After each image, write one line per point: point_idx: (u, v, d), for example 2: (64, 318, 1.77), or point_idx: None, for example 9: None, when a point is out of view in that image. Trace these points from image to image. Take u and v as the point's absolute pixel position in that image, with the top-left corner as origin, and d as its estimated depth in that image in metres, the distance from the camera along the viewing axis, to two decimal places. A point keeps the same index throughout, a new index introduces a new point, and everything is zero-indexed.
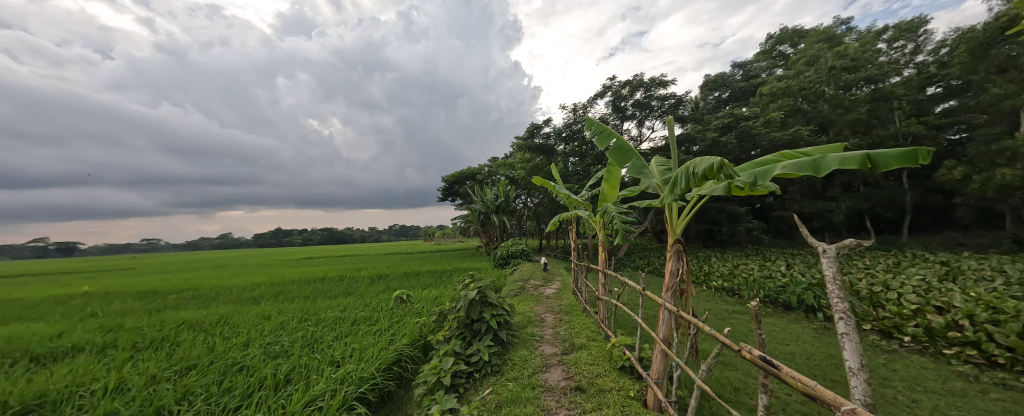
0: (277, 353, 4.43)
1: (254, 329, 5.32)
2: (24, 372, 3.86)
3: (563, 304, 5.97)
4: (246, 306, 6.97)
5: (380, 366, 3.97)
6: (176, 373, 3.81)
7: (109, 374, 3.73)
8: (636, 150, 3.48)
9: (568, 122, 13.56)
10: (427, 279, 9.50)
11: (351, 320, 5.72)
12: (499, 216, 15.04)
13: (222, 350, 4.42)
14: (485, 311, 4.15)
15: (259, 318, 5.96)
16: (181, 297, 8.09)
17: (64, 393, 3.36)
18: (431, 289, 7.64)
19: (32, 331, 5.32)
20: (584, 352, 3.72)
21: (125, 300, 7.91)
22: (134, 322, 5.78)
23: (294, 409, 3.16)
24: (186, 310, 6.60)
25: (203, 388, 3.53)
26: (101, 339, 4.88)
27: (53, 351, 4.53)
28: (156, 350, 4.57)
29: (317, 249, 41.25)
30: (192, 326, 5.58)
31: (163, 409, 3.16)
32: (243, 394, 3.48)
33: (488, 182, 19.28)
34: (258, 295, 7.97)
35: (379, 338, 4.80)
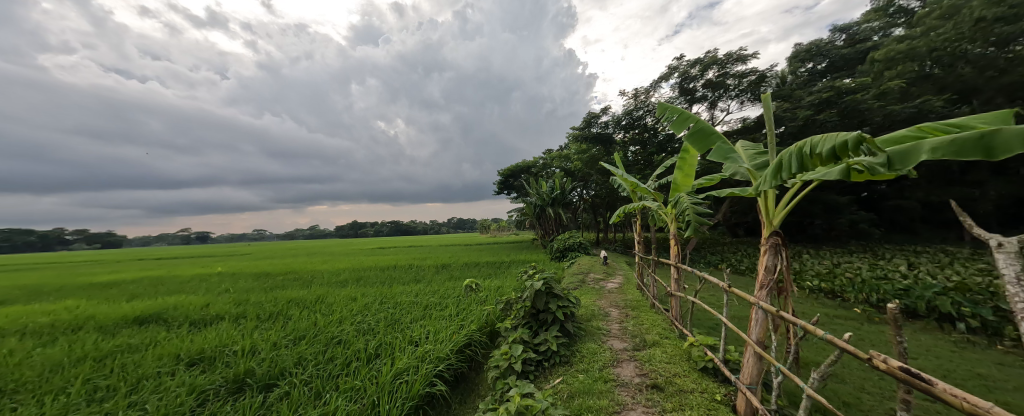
0: (365, 330, 5.00)
1: (345, 308, 6.09)
2: (188, 333, 4.92)
3: (628, 299, 5.76)
4: (336, 288, 7.96)
5: (454, 348, 4.25)
6: (291, 342, 4.53)
7: (244, 339, 4.57)
8: (720, 133, 3.17)
9: (629, 108, 12.82)
10: (487, 270, 9.87)
11: (423, 305, 6.20)
12: (556, 208, 14.94)
13: (323, 325, 5.14)
14: (551, 301, 4.19)
15: (347, 299, 6.77)
16: (286, 279, 9.55)
17: (216, 350, 4.21)
18: (493, 279, 7.94)
19: (190, 301, 6.75)
20: (658, 350, 3.55)
21: (247, 280, 9.60)
22: (255, 298, 7.00)
23: (386, 380, 3.56)
24: (291, 290, 7.78)
25: (312, 355, 4.15)
26: (234, 311, 6.00)
27: (204, 317, 5.71)
28: (273, 321, 5.48)
29: (387, 239, 45.34)
30: (298, 303, 6.58)
31: (286, 369, 3.80)
32: (344, 364, 4.01)
33: (544, 174, 19.21)
34: (344, 280, 9.05)
35: (450, 322, 5.15)
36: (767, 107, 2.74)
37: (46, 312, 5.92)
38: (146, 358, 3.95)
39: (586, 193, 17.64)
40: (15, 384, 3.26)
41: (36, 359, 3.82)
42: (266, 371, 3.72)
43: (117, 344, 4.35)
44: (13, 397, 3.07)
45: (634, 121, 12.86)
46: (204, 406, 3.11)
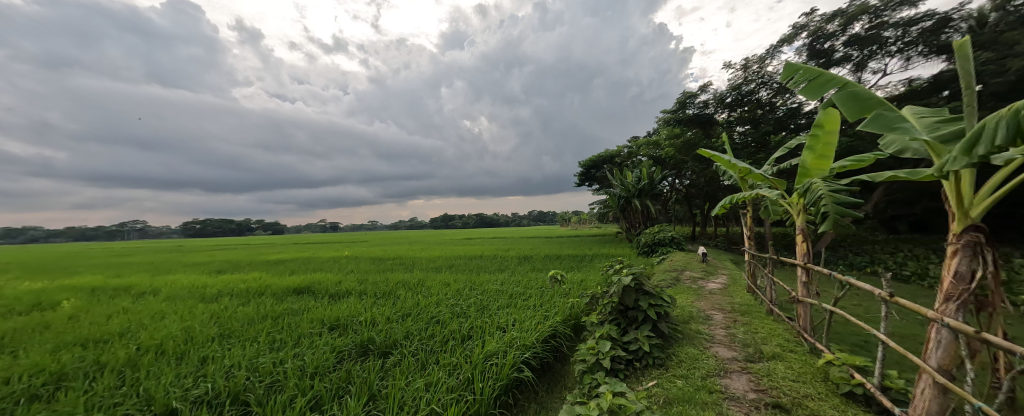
0: (459, 312, 5.49)
1: (441, 291, 6.77)
2: (327, 303, 6.09)
3: (735, 303, 5.02)
4: (433, 274, 8.89)
5: (539, 338, 4.33)
6: (400, 317, 5.24)
7: (365, 312, 5.45)
8: (882, 97, 2.50)
9: (735, 83, 11.01)
10: (569, 263, 9.76)
11: (508, 293, 6.49)
12: (643, 200, 13.89)
13: (423, 305, 5.80)
14: (641, 299, 3.90)
15: (443, 284, 7.49)
16: (393, 263, 11.07)
17: (347, 319, 5.12)
18: (577, 273, 7.80)
19: (327, 278, 8.38)
20: (780, 364, 3.01)
21: (365, 263, 11.42)
22: (372, 278, 8.29)
23: (479, 360, 3.84)
24: (398, 273, 8.97)
25: (416, 331, 4.71)
26: (357, 288, 7.21)
27: (338, 291, 7.01)
28: (386, 299, 6.39)
29: (473, 231, 48.68)
30: (403, 284, 7.57)
31: (397, 341, 4.39)
32: (442, 340, 4.48)
33: (630, 164, 17.98)
34: (439, 266, 10.05)
35: (534, 312, 5.26)
36: (963, 57, 2.01)
37: (242, 280, 8.06)
38: (302, 321, 5.03)
39: (680, 183, 15.91)
40: (229, 331, 4.51)
41: (239, 314, 5.21)
42: (383, 340, 4.37)
43: (284, 308, 5.66)
44: (228, 340, 4.25)
45: (743, 97, 11.01)
46: (341, 363, 3.82)
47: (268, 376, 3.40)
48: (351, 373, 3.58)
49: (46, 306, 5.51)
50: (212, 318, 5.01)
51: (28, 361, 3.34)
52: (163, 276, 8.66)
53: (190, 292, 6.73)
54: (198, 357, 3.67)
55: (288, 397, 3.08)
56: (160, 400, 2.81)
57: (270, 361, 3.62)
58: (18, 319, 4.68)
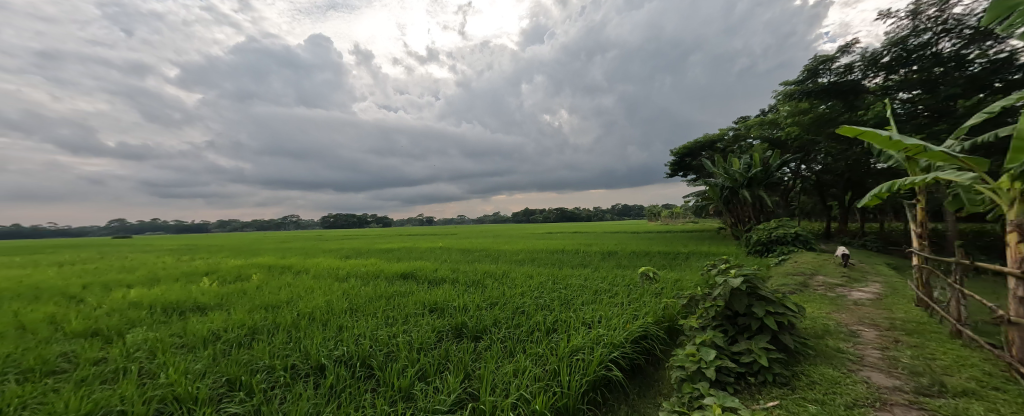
0: (543, 304, 5.57)
1: (525, 283, 6.96)
2: (427, 288, 6.84)
3: (896, 319, 3.93)
4: (517, 266, 9.18)
5: (629, 337, 4.10)
6: (488, 306, 5.57)
7: (459, 298, 5.94)
8: None
9: (896, 36, 8.45)
10: (661, 260, 8.97)
11: (593, 289, 6.31)
12: (754, 190, 11.91)
13: (509, 296, 6.05)
14: (756, 305, 3.34)
15: (527, 276, 7.68)
16: (481, 255, 11.80)
17: (444, 304, 5.67)
18: (671, 272, 7.12)
19: (426, 266, 9.40)
20: (976, 405, 2.25)
21: (457, 253, 12.49)
22: (463, 268, 9.00)
23: (564, 353, 3.84)
24: (485, 264, 9.54)
25: (504, 319, 4.95)
26: (450, 276, 7.94)
27: (436, 278, 7.84)
28: (476, 287, 6.85)
29: (555, 225, 48.70)
30: (489, 275, 8.02)
31: (487, 327, 4.68)
32: (528, 330, 4.61)
33: (736, 149, 15.59)
34: (522, 259, 10.33)
35: (622, 310, 5.00)
36: None
37: (364, 265, 9.63)
38: (408, 302, 5.76)
39: (806, 169, 13.11)
40: (356, 307, 5.44)
41: (362, 293, 6.24)
42: (474, 326, 4.70)
43: (394, 290, 6.56)
44: (356, 313, 5.12)
45: (908, 53, 8.44)
46: (440, 342, 4.25)
47: (386, 346, 3.99)
48: (449, 353, 3.96)
49: (244, 278, 7.51)
50: (343, 295, 6.12)
51: (237, 317, 4.60)
52: (311, 259, 10.91)
53: (328, 272, 8.36)
54: (335, 325, 4.52)
55: (401, 366, 3.58)
56: (313, 356, 3.56)
57: (386, 334, 4.26)
58: (229, 286, 6.49)
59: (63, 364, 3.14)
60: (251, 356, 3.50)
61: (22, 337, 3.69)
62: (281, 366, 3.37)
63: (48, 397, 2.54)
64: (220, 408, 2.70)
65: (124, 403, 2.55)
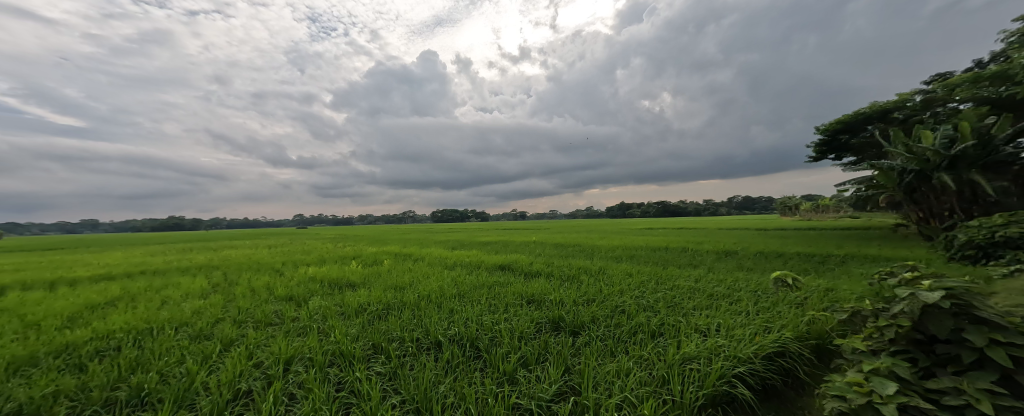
0: (646, 305, 5.17)
1: (624, 281, 6.59)
2: (524, 281, 7.11)
3: None
4: (613, 263, 8.77)
5: (759, 352, 3.48)
6: (585, 302, 5.45)
7: (555, 292, 5.99)
8: None
9: None
10: (801, 264, 7.33)
11: (707, 293, 5.56)
12: (959, 173, 8.65)
13: (607, 293, 5.81)
14: (973, 331, 2.41)
15: (626, 274, 7.25)
16: (574, 250, 11.66)
17: (541, 297, 5.80)
18: (817, 279, 5.75)
19: (522, 259, 9.78)
20: None
21: (550, 248, 12.59)
22: (557, 262, 9.05)
23: (673, 360, 3.49)
24: (580, 259, 9.39)
25: (602, 317, 4.79)
26: (545, 270, 8.07)
27: (531, 271, 8.06)
28: (571, 282, 6.81)
29: (654, 220, 44.54)
30: (585, 270, 7.84)
31: (585, 323, 4.59)
32: (630, 331, 4.35)
33: (926, 118, 11.57)
34: (619, 256, 9.80)
35: (748, 320, 4.28)
36: None
37: (467, 255, 10.55)
38: (507, 292, 6.08)
39: None
40: (463, 293, 6.02)
41: (466, 281, 6.86)
42: (571, 320, 4.66)
43: (494, 280, 7.02)
44: (463, 299, 5.66)
45: None
46: (539, 333, 4.36)
47: (490, 331, 4.30)
48: (548, 344, 4.03)
49: (378, 263, 9.10)
50: (452, 281, 6.85)
51: (375, 294, 5.60)
52: (424, 248, 12.51)
53: (438, 261, 9.44)
54: (447, 308, 5.08)
55: (504, 351, 3.80)
56: (431, 333, 4.08)
57: (490, 320, 4.58)
58: (369, 269, 7.95)
59: (276, 319, 4.36)
60: (386, 327, 4.21)
61: (253, 297, 5.25)
62: (408, 338, 3.96)
63: (269, 341, 3.55)
64: (369, 366, 3.34)
65: (310, 352, 3.38)
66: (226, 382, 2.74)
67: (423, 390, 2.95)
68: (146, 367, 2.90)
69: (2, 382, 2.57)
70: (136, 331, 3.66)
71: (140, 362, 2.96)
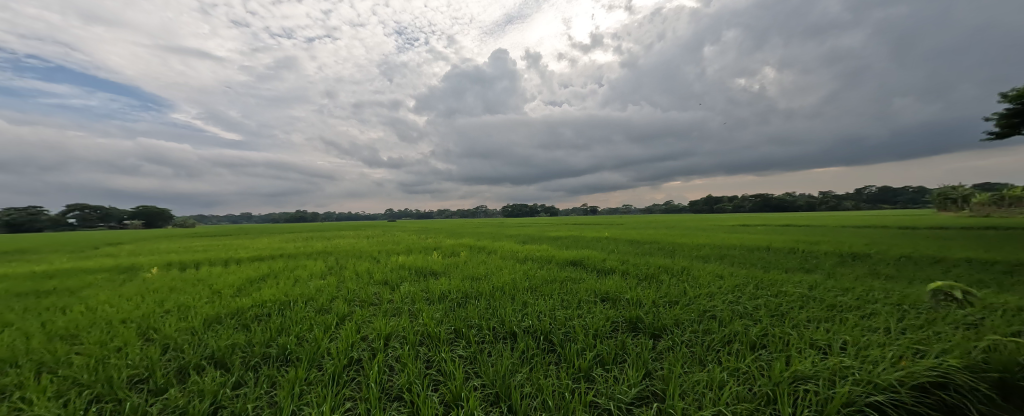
0: (743, 313, 4.53)
1: (714, 283, 5.88)
2: (597, 278, 6.86)
3: None
4: (699, 262, 7.90)
5: (905, 380, 2.79)
6: (667, 303, 5.03)
7: (632, 291, 5.65)
8: None
9: None
10: (972, 274, 5.61)
11: (826, 303, 4.63)
12: None
13: (693, 295, 5.26)
14: None
15: (715, 276, 6.47)
16: (651, 247, 10.85)
17: (616, 295, 5.53)
18: (1002, 294, 4.34)
19: (594, 255, 9.47)
20: None
21: (625, 244, 11.93)
22: (633, 260, 8.52)
23: (780, 377, 3.01)
24: (659, 257, 8.69)
25: (688, 320, 4.36)
26: (620, 267, 7.68)
27: (605, 268, 7.74)
28: (649, 282, 6.34)
29: (749, 216, 38.83)
30: (666, 270, 7.23)
31: (668, 326, 4.22)
32: (724, 340, 3.86)
33: None
34: (705, 255, 8.79)
35: (888, 340, 3.45)
36: None
37: (537, 250, 10.62)
38: (580, 288, 5.94)
39: None
40: (535, 287, 6.08)
41: (538, 275, 6.90)
42: (651, 321, 4.34)
43: (566, 276, 6.93)
44: (535, 292, 5.72)
45: None
46: (616, 333, 4.16)
47: (564, 326, 4.26)
48: (626, 345, 3.82)
49: (455, 254, 9.74)
50: (524, 275, 6.96)
51: (454, 283, 6.02)
52: (496, 242, 12.97)
53: (510, 255, 9.69)
54: (520, 300, 5.18)
55: (579, 348, 3.73)
56: (507, 323, 4.21)
57: (564, 315, 4.53)
58: (447, 260, 8.57)
59: (375, 300, 5.00)
60: (465, 314, 4.49)
61: (357, 280, 6.11)
62: (485, 326, 4.16)
63: (371, 319, 4.09)
64: (453, 349, 3.60)
65: (404, 331, 3.79)
66: (342, 350, 3.25)
67: (502, 376, 3.07)
68: (287, 331, 3.60)
69: (202, 332, 3.47)
70: (278, 302, 4.56)
71: (282, 327, 3.68)
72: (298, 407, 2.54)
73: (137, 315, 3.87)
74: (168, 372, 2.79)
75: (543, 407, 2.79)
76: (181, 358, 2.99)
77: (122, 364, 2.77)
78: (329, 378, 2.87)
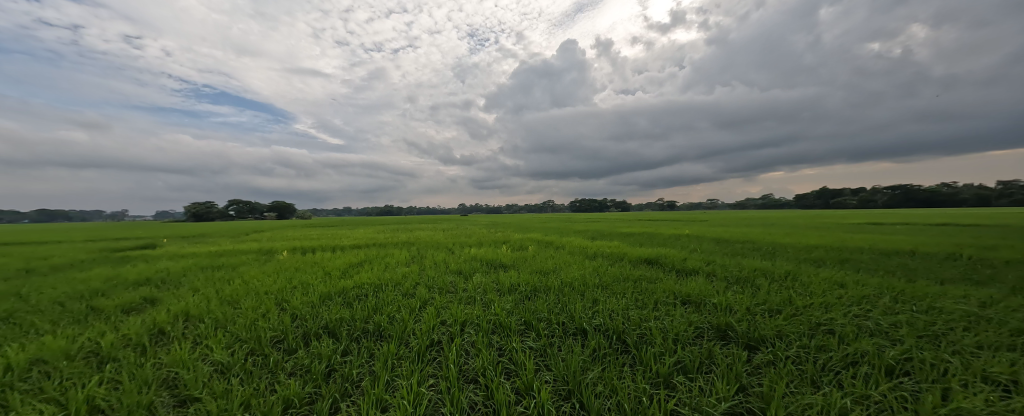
0: (874, 331, 3.69)
1: (831, 292, 4.90)
2: (676, 278, 6.29)
3: None
4: (809, 267, 6.68)
5: None
6: (766, 312, 4.37)
7: (720, 295, 5.04)
8: None
9: None
10: None
11: (1009, 328, 3.51)
12: None
13: (802, 304, 4.47)
14: None
15: (832, 283, 5.38)
16: (745, 247, 9.52)
17: (700, 298, 5.00)
18: None
19: (674, 254, 8.70)
20: None
21: (710, 243, 10.71)
22: (721, 261, 7.58)
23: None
24: (754, 259, 7.58)
25: (794, 332, 3.72)
26: (704, 268, 6.93)
27: (686, 268, 7.06)
28: (742, 286, 5.57)
29: (885, 212, 31.11)
30: (763, 273, 6.29)
31: (767, 337, 3.66)
32: (845, 360, 3.21)
33: None
34: (818, 259, 7.37)
35: None
36: None
37: (608, 246, 10.20)
38: (657, 288, 5.53)
39: None
40: (606, 284, 5.86)
41: (610, 273, 6.63)
42: (745, 330, 3.81)
43: (641, 274, 6.52)
44: (607, 290, 5.51)
45: None
46: (700, 339, 3.77)
47: (639, 327, 4.01)
48: (713, 354, 3.43)
49: (524, 248, 9.91)
50: (594, 271, 6.75)
51: (523, 276, 6.14)
52: (565, 237, 12.83)
53: (579, 250, 9.49)
54: (590, 297, 5.04)
55: (657, 351, 3.47)
56: (577, 319, 4.14)
57: (639, 316, 4.26)
58: (517, 253, 8.76)
59: (452, 288, 5.37)
60: (535, 307, 4.53)
61: (436, 269, 6.64)
62: (556, 321, 4.15)
63: (448, 306, 4.40)
64: (524, 340, 3.68)
65: (478, 320, 4.00)
66: (425, 331, 3.58)
67: (573, 372, 3.03)
68: (381, 311, 4.09)
69: (318, 306, 4.15)
70: (373, 285, 5.22)
71: (376, 306, 4.20)
72: (390, 378, 2.87)
73: (274, 288, 4.82)
74: (296, 336, 3.41)
75: (618, 409, 2.68)
76: (304, 325, 3.63)
77: (266, 327, 3.48)
78: (415, 355, 3.19)
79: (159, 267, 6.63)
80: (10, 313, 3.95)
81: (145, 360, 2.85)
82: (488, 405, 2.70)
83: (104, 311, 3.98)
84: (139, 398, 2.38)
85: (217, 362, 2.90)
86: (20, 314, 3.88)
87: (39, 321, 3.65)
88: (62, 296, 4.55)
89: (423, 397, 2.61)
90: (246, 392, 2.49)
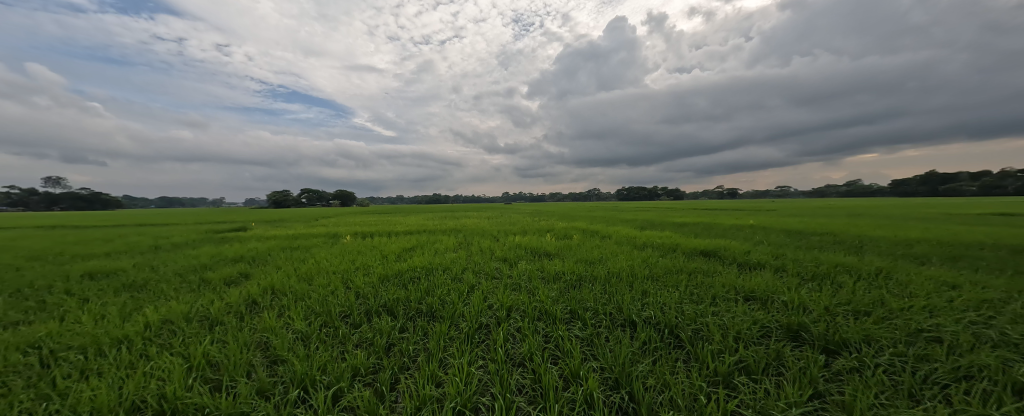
0: (997, 342, 3.08)
1: (939, 295, 4.15)
2: (738, 272, 5.78)
3: None
4: (907, 264, 5.72)
5: None
6: (850, 313, 3.84)
7: (791, 293, 4.53)
8: None
9: None
10: None
11: None
12: None
13: (899, 307, 3.85)
14: None
15: (940, 284, 4.56)
16: (823, 240, 8.41)
17: (766, 295, 4.56)
18: None
19: (734, 246, 8.01)
20: None
21: (779, 234, 9.65)
22: (793, 255, 6.79)
23: None
24: (835, 254, 6.67)
25: (886, 337, 3.23)
26: (772, 262, 6.26)
27: (750, 261, 6.44)
28: (820, 284, 4.95)
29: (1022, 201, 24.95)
30: (848, 270, 5.50)
31: (851, 341, 3.23)
32: (955, 373, 2.72)
33: None
34: (920, 255, 6.28)
35: None
36: None
37: (660, 236, 9.67)
38: (715, 282, 5.12)
39: None
40: (657, 275, 5.57)
41: (662, 264, 6.28)
42: (823, 332, 3.39)
43: (697, 267, 6.09)
44: (658, 282, 5.25)
45: None
46: (766, 338, 3.45)
47: (695, 321, 3.76)
48: (783, 355, 3.11)
49: (569, 237, 9.79)
50: (644, 262, 6.44)
51: (569, 265, 6.07)
52: (612, 226, 12.45)
53: (628, 240, 9.12)
54: (640, 288, 4.84)
55: (715, 349, 3.23)
56: (626, 310, 4.00)
57: (693, 310, 3.99)
58: (562, 242, 8.66)
59: (498, 274, 5.53)
60: (581, 296, 4.45)
61: (482, 255, 6.82)
62: (603, 311, 4.05)
63: (494, 291, 4.52)
64: (569, 328, 3.65)
65: (523, 307, 4.05)
66: (473, 315, 3.71)
67: (622, 363, 2.95)
68: (432, 293, 4.32)
69: (377, 286, 4.50)
70: (424, 269, 5.53)
71: (429, 289, 4.44)
72: (443, 357, 3.03)
73: (341, 269, 5.32)
74: (360, 313, 3.74)
75: (671, 405, 2.57)
76: (367, 303, 3.98)
77: (335, 302, 3.86)
78: (465, 336, 3.34)
79: (250, 246, 7.69)
80: (147, 281, 4.85)
81: (243, 325, 3.34)
82: (536, 388, 2.75)
83: (212, 282, 4.72)
84: (240, 356, 2.79)
85: (298, 330, 3.29)
86: (153, 282, 4.75)
87: (166, 288, 4.44)
88: (181, 269, 5.47)
89: (473, 377, 2.72)
90: (322, 358, 2.81)
